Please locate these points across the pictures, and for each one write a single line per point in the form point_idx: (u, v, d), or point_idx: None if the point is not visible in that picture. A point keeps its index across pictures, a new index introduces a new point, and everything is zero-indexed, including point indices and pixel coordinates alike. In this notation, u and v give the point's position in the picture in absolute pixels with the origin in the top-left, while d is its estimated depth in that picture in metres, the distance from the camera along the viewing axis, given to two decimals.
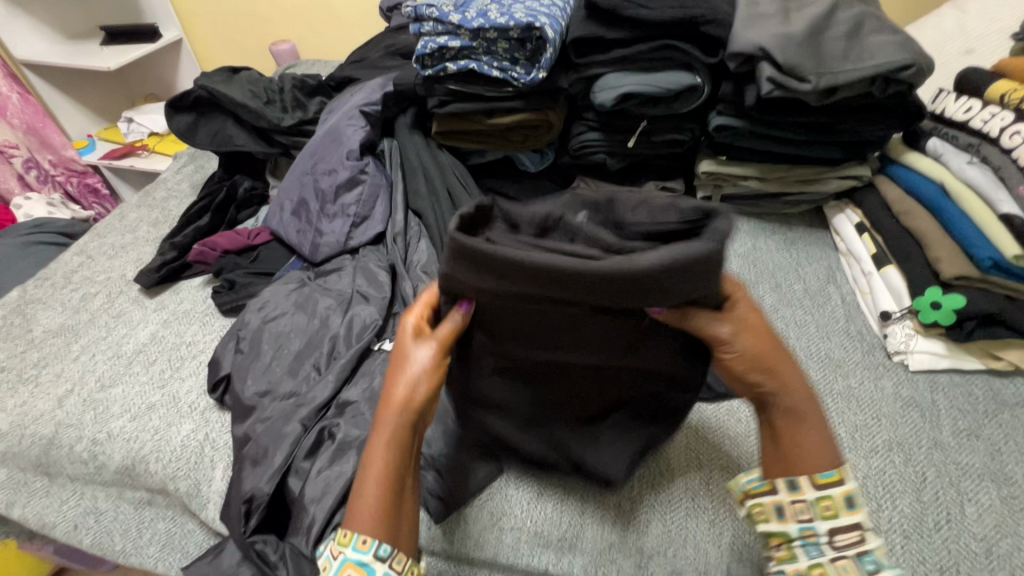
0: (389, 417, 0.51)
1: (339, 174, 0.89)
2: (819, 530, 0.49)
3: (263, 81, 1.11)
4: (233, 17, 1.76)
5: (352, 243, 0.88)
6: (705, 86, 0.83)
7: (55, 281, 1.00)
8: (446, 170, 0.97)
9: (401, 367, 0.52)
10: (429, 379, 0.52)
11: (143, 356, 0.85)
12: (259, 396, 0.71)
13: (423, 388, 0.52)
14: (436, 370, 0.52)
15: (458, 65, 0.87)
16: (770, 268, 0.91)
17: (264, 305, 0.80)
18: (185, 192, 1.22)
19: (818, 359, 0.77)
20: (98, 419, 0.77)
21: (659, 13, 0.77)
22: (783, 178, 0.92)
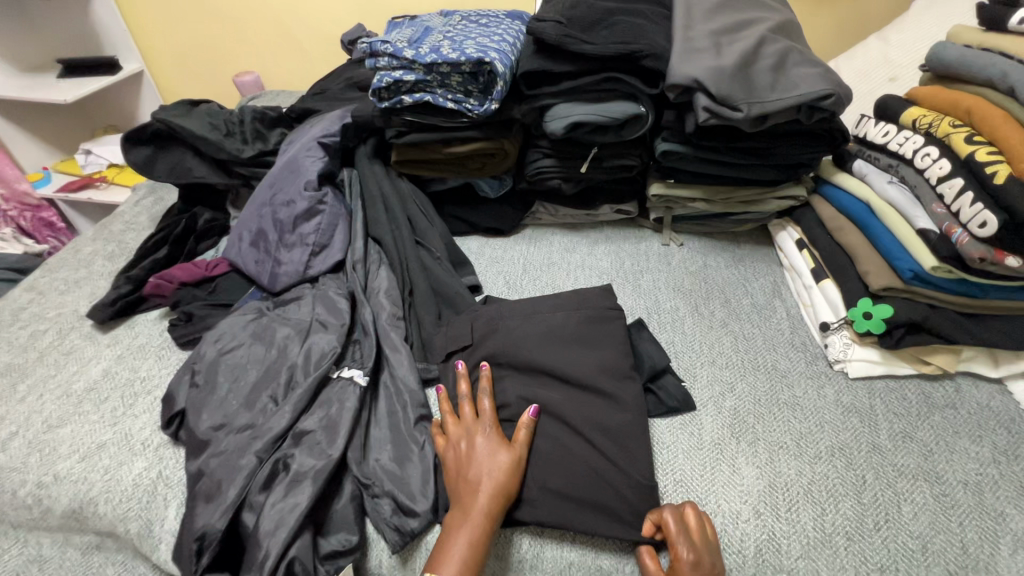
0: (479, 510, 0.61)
1: (298, 205, 0.89)
2: None
3: (223, 113, 1.11)
4: (195, 50, 1.77)
5: (311, 271, 0.88)
6: (649, 115, 0.87)
7: (2, 318, 0.97)
8: (406, 198, 0.99)
9: (479, 460, 0.65)
10: (516, 476, 0.64)
11: (94, 394, 0.83)
12: (215, 430, 0.70)
13: (510, 486, 0.63)
14: (521, 469, 0.65)
15: (414, 98, 0.90)
16: (720, 285, 0.96)
17: (220, 336, 0.80)
18: (143, 224, 1.21)
19: (765, 371, 0.81)
20: (44, 462, 0.75)
21: (601, 48, 0.82)
22: (727, 199, 0.98)
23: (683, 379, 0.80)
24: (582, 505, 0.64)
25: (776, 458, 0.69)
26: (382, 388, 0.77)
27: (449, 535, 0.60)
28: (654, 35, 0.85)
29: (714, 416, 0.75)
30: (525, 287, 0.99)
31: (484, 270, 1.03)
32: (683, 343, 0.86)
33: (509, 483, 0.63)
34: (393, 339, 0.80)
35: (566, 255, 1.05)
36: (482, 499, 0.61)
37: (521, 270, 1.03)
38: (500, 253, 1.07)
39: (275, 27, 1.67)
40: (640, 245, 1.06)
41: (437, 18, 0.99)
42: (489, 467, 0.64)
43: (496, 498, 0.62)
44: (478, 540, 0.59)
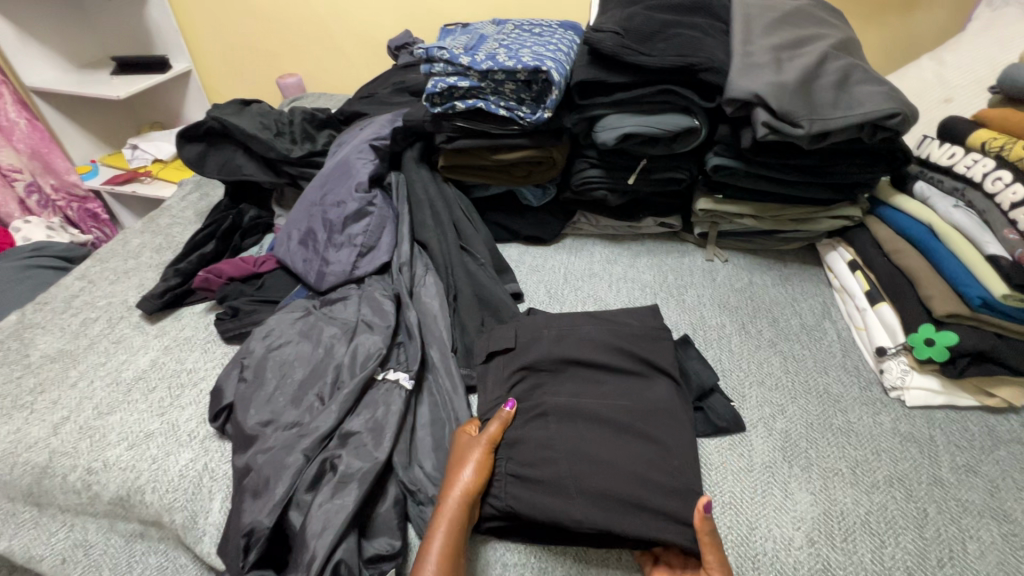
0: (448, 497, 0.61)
1: (348, 206, 0.89)
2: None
3: (274, 114, 1.13)
4: (241, 51, 1.82)
5: (357, 272, 0.88)
6: (702, 128, 0.87)
7: (55, 305, 1.00)
8: (452, 203, 0.99)
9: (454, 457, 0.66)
10: (482, 467, 0.64)
11: (142, 383, 0.84)
12: (262, 425, 0.70)
13: (479, 479, 0.63)
14: (486, 460, 0.65)
15: (467, 105, 0.90)
16: (767, 303, 0.94)
17: (269, 333, 0.80)
18: (189, 219, 1.24)
19: (817, 395, 0.78)
20: (95, 447, 0.76)
21: (659, 60, 0.81)
22: (777, 216, 0.96)
23: (731, 400, 0.78)
24: (629, 506, 0.61)
25: (831, 486, 0.67)
26: (427, 392, 0.77)
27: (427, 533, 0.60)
28: (712, 48, 0.84)
29: (764, 438, 0.73)
30: (567, 297, 0.98)
31: (524, 278, 1.02)
32: (730, 362, 0.84)
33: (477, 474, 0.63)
34: (439, 345, 0.81)
35: (607, 267, 1.05)
36: (453, 494, 0.61)
37: (563, 280, 1.02)
38: (540, 261, 1.07)
39: (322, 33, 1.70)
40: (683, 259, 1.05)
41: (490, 27, 1.00)
42: (457, 462, 0.65)
43: (465, 491, 0.62)
44: (453, 535, 0.59)
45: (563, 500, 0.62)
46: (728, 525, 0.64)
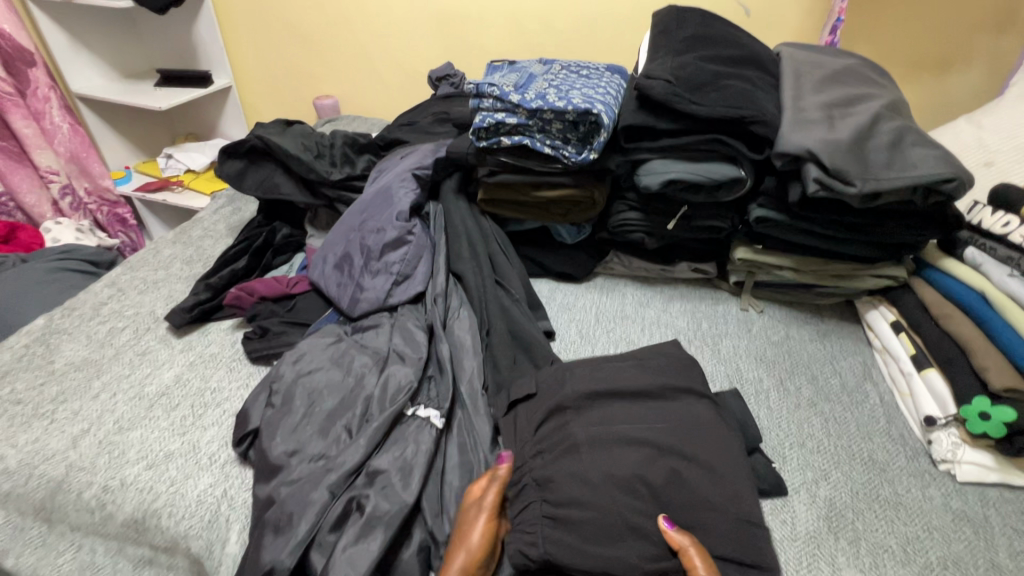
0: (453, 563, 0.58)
1: (387, 233, 0.88)
2: None
3: (315, 136, 1.14)
4: (281, 71, 1.86)
5: (391, 300, 0.87)
6: (748, 179, 0.86)
7: (83, 311, 0.99)
8: (489, 237, 0.98)
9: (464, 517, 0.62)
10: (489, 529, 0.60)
11: (165, 400, 0.83)
12: (287, 455, 0.68)
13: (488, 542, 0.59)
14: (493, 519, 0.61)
15: (512, 140, 0.90)
16: (806, 360, 0.92)
17: (299, 357, 0.79)
18: (221, 232, 1.24)
19: (861, 461, 0.75)
20: (112, 464, 0.74)
21: (709, 110, 0.81)
22: (818, 271, 0.95)
23: (772, 461, 0.75)
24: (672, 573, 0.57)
25: (881, 564, 0.63)
26: (456, 432, 0.74)
27: None
28: (763, 101, 0.84)
29: (807, 505, 0.70)
30: (599, 339, 0.97)
31: (556, 316, 1.01)
32: (769, 419, 0.81)
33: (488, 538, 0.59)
34: (471, 383, 0.78)
35: (640, 310, 1.03)
36: (456, 560, 0.58)
37: (594, 319, 1.01)
38: (572, 299, 1.05)
39: (362, 59, 1.75)
40: (717, 308, 1.04)
41: (537, 66, 1.01)
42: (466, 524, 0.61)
43: (468, 558, 0.58)
44: None
45: (601, 555, 0.59)
46: None
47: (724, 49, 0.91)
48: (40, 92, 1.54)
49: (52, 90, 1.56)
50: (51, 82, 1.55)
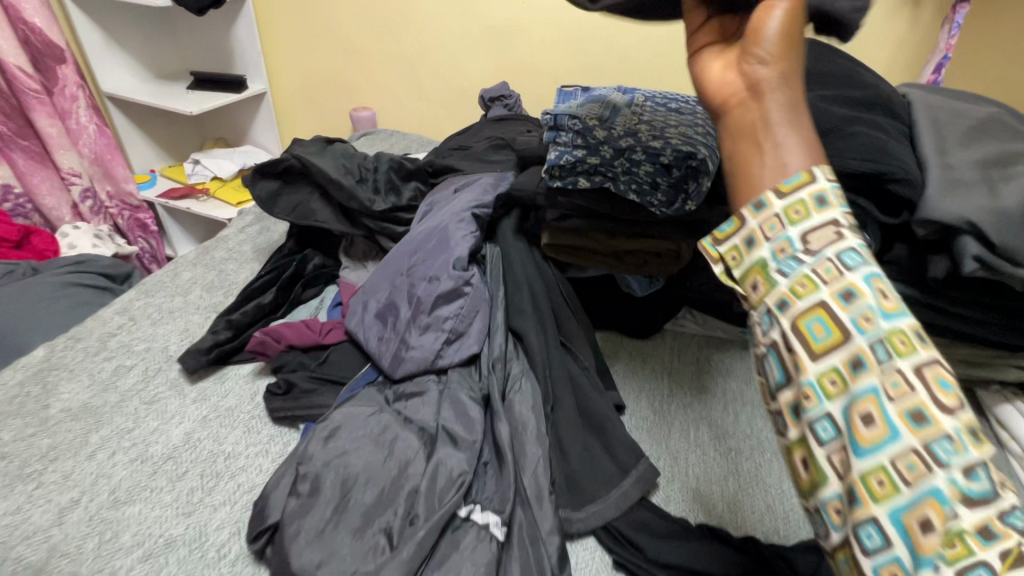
0: None
1: (441, 283, 0.76)
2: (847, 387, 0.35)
3: (358, 157, 1.02)
4: (319, 80, 1.76)
5: (441, 362, 0.73)
6: (875, 244, 0.71)
7: (88, 344, 0.88)
8: (553, 289, 0.85)
9: None
10: None
11: (171, 465, 0.70)
12: (314, 568, 0.55)
13: None
14: None
15: (592, 181, 0.78)
16: None
17: (332, 432, 0.66)
18: (246, 255, 1.13)
19: None
20: (102, 552, 0.61)
21: (836, 164, 0.69)
22: (944, 354, 0.80)
23: None
24: None
25: None
26: (518, 546, 0.60)
27: None
28: (903, 157, 0.70)
29: None
30: (674, 416, 0.83)
31: (624, 384, 0.88)
32: None
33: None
34: (536, 476, 0.64)
35: (719, 380, 0.88)
36: None
37: (668, 392, 0.87)
38: (639, 362, 0.92)
39: (405, 71, 1.64)
40: None
41: (616, 94, 0.89)
42: None
43: None
44: None
45: None
46: None
47: (847, 90, 0.77)
48: (68, 91, 1.46)
49: (80, 89, 1.48)
50: (79, 79, 1.47)
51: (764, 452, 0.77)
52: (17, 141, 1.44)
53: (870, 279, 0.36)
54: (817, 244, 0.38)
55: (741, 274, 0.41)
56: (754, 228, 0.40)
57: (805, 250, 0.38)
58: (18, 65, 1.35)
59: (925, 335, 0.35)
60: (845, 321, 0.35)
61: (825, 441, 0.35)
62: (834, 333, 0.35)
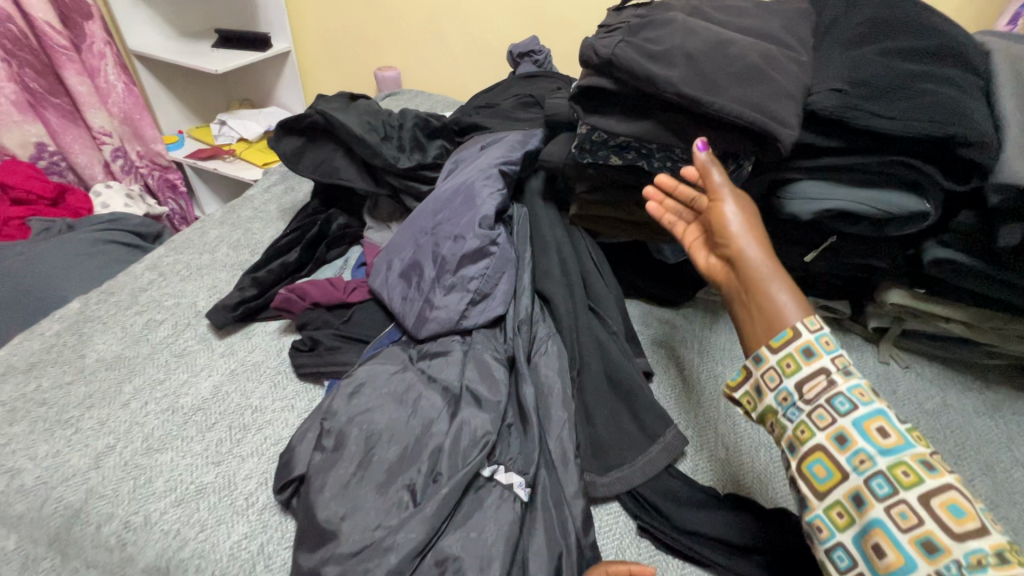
0: None
1: (466, 242, 0.73)
2: (853, 512, 0.44)
3: (383, 114, 0.99)
4: (342, 38, 1.72)
5: (465, 323, 0.72)
6: (934, 214, 0.66)
7: (121, 298, 0.89)
8: (581, 250, 0.83)
9: None
10: None
11: (200, 416, 0.71)
12: (339, 520, 0.55)
13: None
14: None
15: (625, 158, 0.73)
16: (974, 440, 0.73)
17: (357, 389, 0.66)
18: (271, 214, 1.12)
19: None
20: (136, 496, 0.63)
21: (899, 126, 0.62)
22: (999, 329, 0.75)
23: None
24: None
25: None
26: (541, 508, 0.59)
27: None
28: (977, 113, 0.63)
29: None
30: (704, 384, 0.80)
31: (652, 350, 0.85)
32: None
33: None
34: (561, 439, 0.63)
35: None
36: None
37: (697, 361, 0.83)
38: (669, 329, 0.89)
39: (429, 27, 1.58)
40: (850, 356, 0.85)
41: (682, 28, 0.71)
42: None
43: None
44: None
45: None
46: None
47: (917, 38, 0.70)
48: (96, 48, 1.46)
49: (108, 45, 1.47)
50: (107, 36, 1.46)
51: None
52: (50, 99, 1.44)
53: (859, 421, 0.45)
54: (811, 394, 0.48)
55: (761, 416, 0.53)
56: (759, 379, 0.51)
57: (803, 399, 0.48)
58: (48, 21, 1.33)
59: (927, 464, 0.43)
60: (840, 463, 0.45)
61: (851, 569, 0.43)
62: (833, 474, 0.45)
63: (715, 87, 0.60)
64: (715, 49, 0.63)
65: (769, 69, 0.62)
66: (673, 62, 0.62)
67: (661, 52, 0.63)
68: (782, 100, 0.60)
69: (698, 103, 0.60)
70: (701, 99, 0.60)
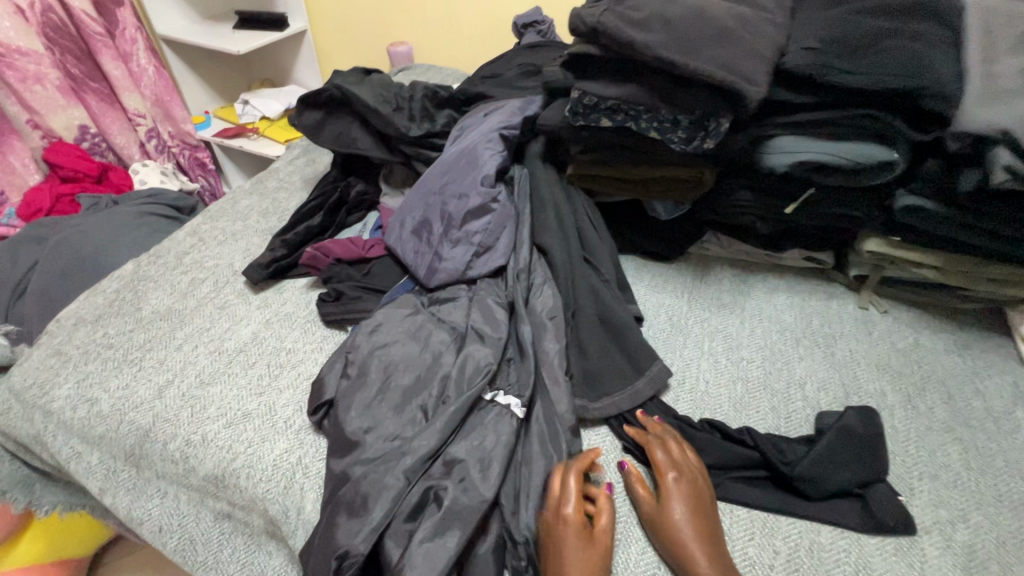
0: None
1: (470, 200, 0.81)
2: None
3: (394, 87, 1.06)
4: (356, 16, 1.78)
5: (471, 273, 0.81)
6: (901, 163, 0.71)
7: (168, 260, 1.00)
8: (577, 207, 0.90)
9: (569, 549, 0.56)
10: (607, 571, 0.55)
11: (243, 357, 0.82)
12: (363, 433, 0.65)
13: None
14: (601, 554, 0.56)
15: (614, 120, 0.80)
16: (939, 374, 0.79)
17: (376, 328, 0.75)
18: (296, 184, 1.22)
19: (1010, 505, 0.64)
20: (194, 419, 0.74)
21: (867, 80, 0.67)
22: (971, 273, 0.80)
23: (897, 492, 0.65)
24: None
25: None
26: (536, 425, 0.68)
27: None
28: (942, 65, 0.67)
29: (941, 550, 0.60)
30: (691, 328, 0.87)
31: (644, 300, 0.92)
32: (895, 443, 0.70)
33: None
34: (555, 370, 0.72)
35: (738, 299, 0.92)
36: None
37: (686, 309, 0.91)
38: (661, 281, 0.96)
39: (439, 1, 1.63)
40: (831, 303, 0.91)
41: None
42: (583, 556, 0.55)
43: None
44: None
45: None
46: None
47: None
48: (128, 33, 1.56)
49: (138, 31, 1.57)
50: (137, 22, 1.56)
51: (774, 363, 0.82)
52: (89, 83, 1.56)
53: None
54: None
55: None
56: None
57: None
58: (84, 9, 1.43)
59: None
60: None
61: None
62: None
63: (690, 49, 0.66)
64: (692, 13, 0.69)
65: (742, 31, 0.67)
66: (652, 27, 0.68)
67: (642, 18, 0.69)
68: (752, 60, 0.66)
69: (675, 65, 0.66)
70: (677, 60, 0.66)
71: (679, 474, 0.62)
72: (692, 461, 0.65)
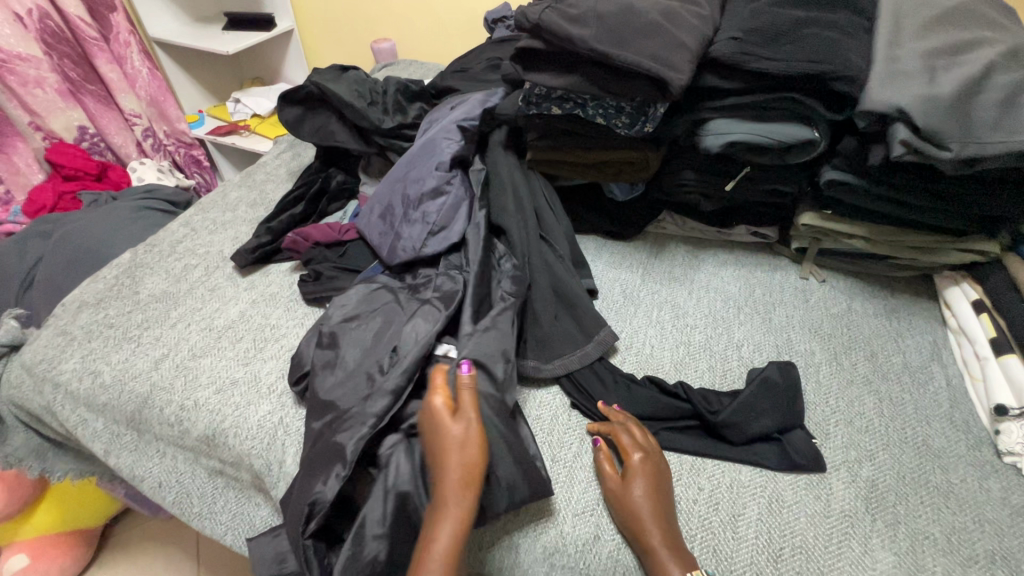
0: (456, 497, 0.59)
1: (426, 183, 0.90)
2: None
3: (369, 82, 1.14)
4: (340, 14, 1.84)
5: (427, 250, 0.88)
6: (822, 142, 0.78)
7: (162, 248, 1.08)
8: (535, 190, 0.97)
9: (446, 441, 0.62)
10: (480, 459, 0.61)
11: (231, 332, 0.90)
12: (335, 392, 0.73)
13: (478, 463, 0.61)
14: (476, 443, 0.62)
15: (563, 108, 0.87)
16: (866, 335, 0.86)
17: (346, 301, 0.83)
18: (282, 177, 1.29)
19: (914, 446, 0.72)
20: (187, 387, 0.83)
21: (785, 66, 0.73)
22: (895, 242, 0.88)
23: (813, 436, 0.73)
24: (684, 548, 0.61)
25: (919, 549, 0.62)
26: None
27: (430, 533, 0.58)
28: (852, 51, 0.74)
29: (846, 484, 0.68)
30: (642, 300, 0.95)
31: (601, 275, 1.00)
32: (817, 394, 0.78)
33: (470, 486, 0.59)
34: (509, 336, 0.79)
35: (689, 272, 0.99)
36: (453, 486, 0.59)
37: (640, 282, 0.98)
38: (619, 258, 1.03)
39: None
40: (775, 274, 0.98)
41: None
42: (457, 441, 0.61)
43: (465, 484, 0.59)
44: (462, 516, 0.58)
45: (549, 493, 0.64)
46: (797, 570, 0.60)
47: None
48: (122, 37, 1.63)
49: (131, 35, 1.65)
50: (130, 26, 1.64)
51: (716, 328, 0.89)
52: (86, 86, 1.63)
53: None
54: None
55: None
56: None
57: None
58: (79, 15, 1.50)
59: None
60: None
61: None
62: None
63: (621, 42, 0.73)
64: (625, 9, 0.76)
65: (670, 24, 0.74)
66: (588, 22, 0.75)
67: (579, 14, 0.76)
68: (678, 50, 0.73)
69: (608, 57, 0.73)
70: (610, 53, 0.73)
71: (644, 455, 0.67)
72: (654, 445, 0.70)
